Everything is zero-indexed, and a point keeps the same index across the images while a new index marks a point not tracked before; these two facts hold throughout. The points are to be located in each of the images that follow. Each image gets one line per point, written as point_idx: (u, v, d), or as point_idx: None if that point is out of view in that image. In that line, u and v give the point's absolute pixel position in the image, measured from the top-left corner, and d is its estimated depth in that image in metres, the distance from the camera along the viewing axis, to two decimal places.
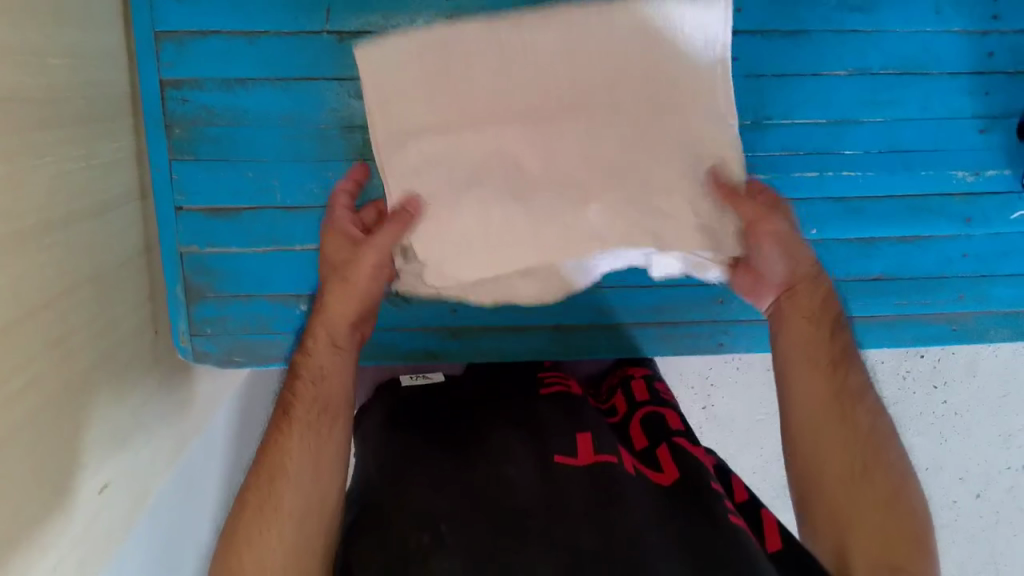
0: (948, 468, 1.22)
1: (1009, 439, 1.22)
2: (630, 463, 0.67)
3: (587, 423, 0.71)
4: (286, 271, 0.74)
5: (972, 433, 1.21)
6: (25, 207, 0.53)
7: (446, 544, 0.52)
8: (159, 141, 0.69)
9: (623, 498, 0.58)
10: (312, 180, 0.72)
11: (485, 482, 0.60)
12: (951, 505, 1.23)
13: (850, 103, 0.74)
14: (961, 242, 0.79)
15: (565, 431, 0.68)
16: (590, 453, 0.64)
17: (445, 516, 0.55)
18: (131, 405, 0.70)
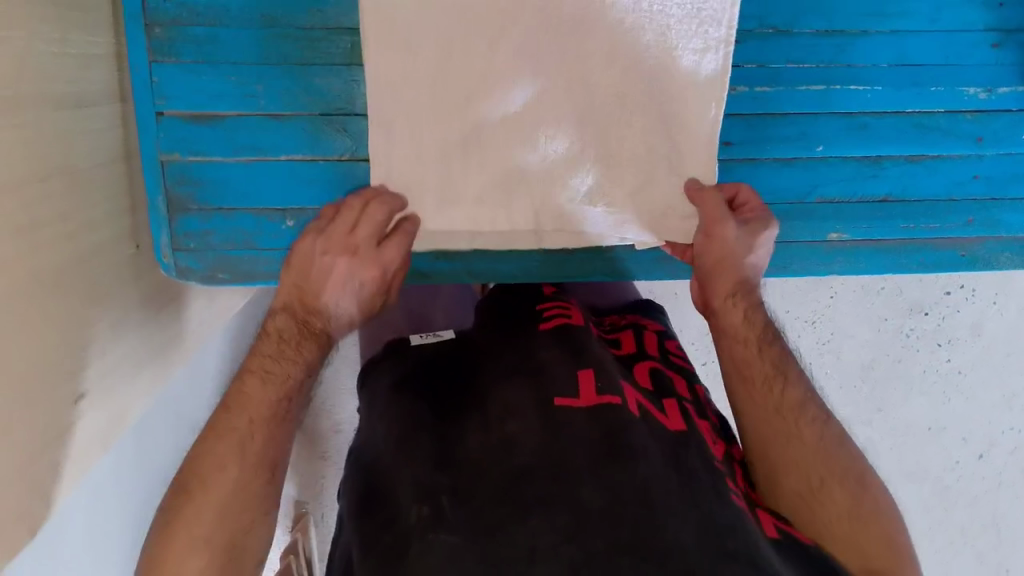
0: (951, 430, 1.19)
1: (1012, 399, 1.19)
2: (636, 402, 0.65)
3: (590, 361, 0.69)
4: (273, 184, 0.71)
5: (975, 394, 1.18)
6: (11, 85, 0.52)
7: (447, 520, 0.52)
8: (140, 41, 0.66)
9: (633, 453, 0.56)
10: (297, 85, 0.69)
11: (491, 452, 0.58)
12: (955, 467, 1.21)
13: (854, 11, 0.71)
14: (972, 163, 0.76)
15: (563, 375, 0.66)
16: (594, 395, 0.63)
17: (448, 490, 0.55)
18: (100, 308, 0.66)
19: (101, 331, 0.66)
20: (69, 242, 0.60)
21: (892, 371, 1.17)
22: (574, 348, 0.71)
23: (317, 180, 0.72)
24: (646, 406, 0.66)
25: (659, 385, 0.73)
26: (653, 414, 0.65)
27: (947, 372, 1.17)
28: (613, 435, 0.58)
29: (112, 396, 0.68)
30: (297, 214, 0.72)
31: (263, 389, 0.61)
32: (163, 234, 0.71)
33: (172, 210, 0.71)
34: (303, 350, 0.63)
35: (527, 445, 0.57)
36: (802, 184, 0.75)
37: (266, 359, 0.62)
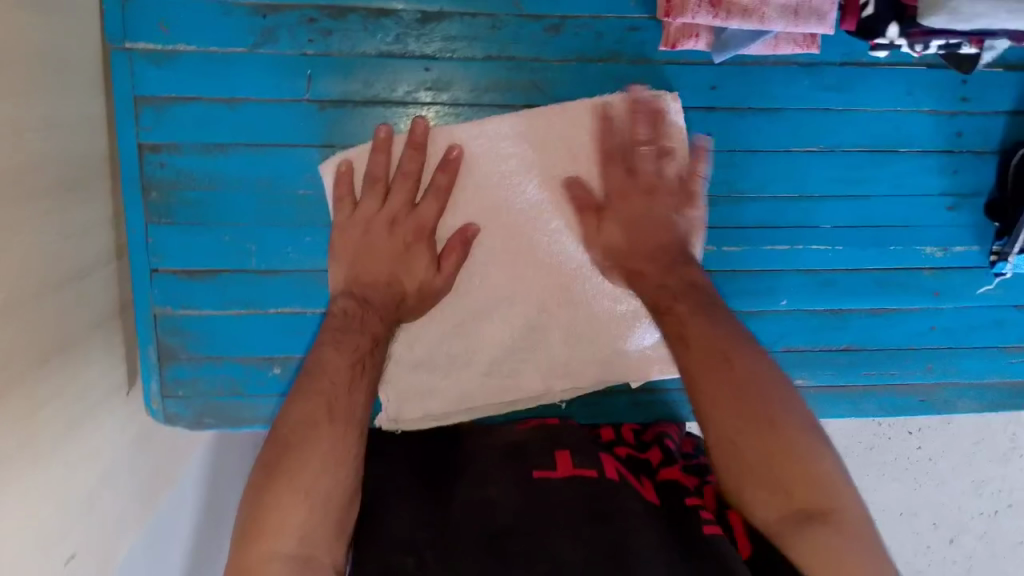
0: (922, 514, 1.09)
1: (982, 484, 1.09)
2: (613, 470, 0.68)
3: (563, 446, 0.72)
4: (263, 334, 0.74)
5: (947, 481, 1.09)
6: (19, 280, 0.55)
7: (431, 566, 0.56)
8: (137, 206, 0.70)
9: (611, 515, 0.61)
10: (291, 244, 0.72)
11: (466, 514, 0.63)
12: (925, 551, 1.10)
13: (818, 178, 0.76)
14: (931, 315, 0.80)
15: (544, 452, 0.70)
16: (570, 468, 0.68)
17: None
18: (95, 457, 0.68)
19: (95, 485, 0.68)
20: (60, 411, 0.62)
21: (865, 460, 1.08)
22: (550, 434, 0.74)
23: (306, 330, 0.75)
24: (624, 474, 0.69)
25: (638, 458, 0.75)
26: (628, 481, 0.68)
27: (918, 461, 1.08)
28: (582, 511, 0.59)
29: (99, 540, 0.69)
30: (284, 361, 0.75)
31: None
32: (152, 382, 0.73)
33: (163, 359, 0.73)
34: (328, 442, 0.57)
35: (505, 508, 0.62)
36: (769, 336, 0.79)
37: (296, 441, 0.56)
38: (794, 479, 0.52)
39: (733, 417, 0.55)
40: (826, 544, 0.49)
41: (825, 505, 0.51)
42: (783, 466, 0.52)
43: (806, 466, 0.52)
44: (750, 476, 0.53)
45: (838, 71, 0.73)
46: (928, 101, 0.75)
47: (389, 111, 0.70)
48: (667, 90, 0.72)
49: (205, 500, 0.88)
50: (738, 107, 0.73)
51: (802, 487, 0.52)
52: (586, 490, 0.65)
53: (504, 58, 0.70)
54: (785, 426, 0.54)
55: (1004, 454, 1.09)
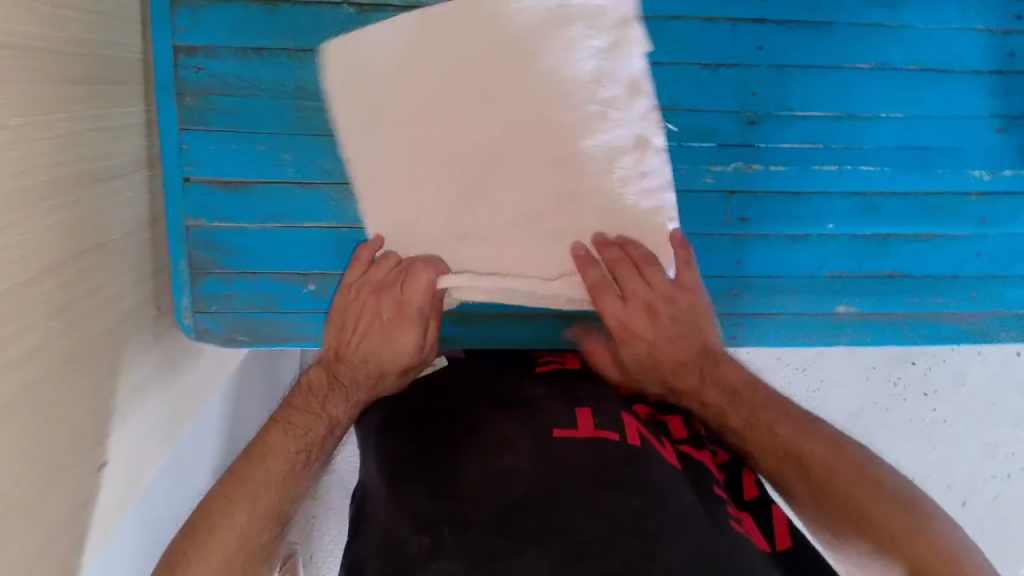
0: (935, 477, 1.09)
1: (995, 447, 1.10)
2: (636, 432, 0.60)
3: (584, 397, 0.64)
4: (298, 250, 0.72)
5: (961, 445, 1.09)
6: (60, 160, 0.52)
7: (447, 549, 0.48)
8: (171, 111, 0.67)
9: (635, 481, 0.53)
10: (331, 156, 0.70)
11: (487, 479, 0.54)
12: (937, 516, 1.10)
13: (868, 96, 0.74)
14: (976, 242, 0.79)
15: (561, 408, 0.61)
16: (591, 426, 0.59)
17: (447, 518, 0.51)
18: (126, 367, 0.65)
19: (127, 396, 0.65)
20: (98, 315, 0.60)
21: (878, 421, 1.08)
22: (569, 390, 0.65)
23: (341, 248, 0.73)
24: (646, 436, 0.60)
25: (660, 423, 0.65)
26: (651, 444, 0.59)
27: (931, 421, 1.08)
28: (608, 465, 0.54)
29: (131, 454, 0.66)
30: (319, 278, 0.73)
31: (284, 438, 0.61)
32: (184, 296, 0.71)
33: (195, 273, 0.71)
34: (330, 404, 0.65)
35: (527, 473, 0.54)
36: (809, 261, 0.77)
37: (294, 412, 0.63)
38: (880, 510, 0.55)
39: (821, 454, 0.59)
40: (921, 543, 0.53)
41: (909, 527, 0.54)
42: (875, 496, 0.56)
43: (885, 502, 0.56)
44: (837, 487, 0.57)
45: None
46: (982, 20, 0.73)
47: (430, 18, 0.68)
48: (715, 1, 0.70)
49: (228, 431, 0.85)
50: (788, 20, 0.71)
51: (888, 510, 0.55)
52: (609, 453, 0.56)
53: None
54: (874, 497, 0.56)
55: (1018, 418, 1.09)
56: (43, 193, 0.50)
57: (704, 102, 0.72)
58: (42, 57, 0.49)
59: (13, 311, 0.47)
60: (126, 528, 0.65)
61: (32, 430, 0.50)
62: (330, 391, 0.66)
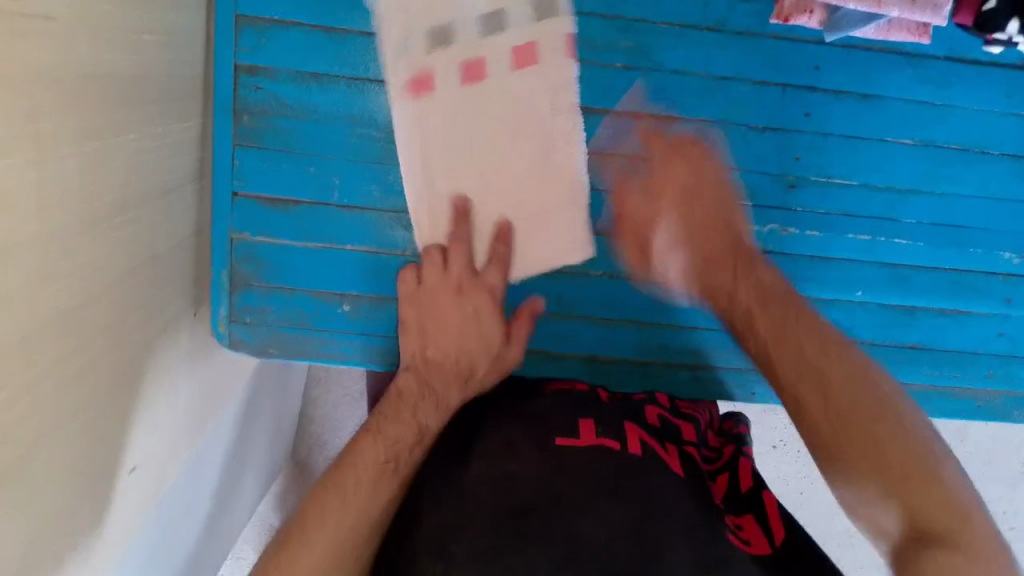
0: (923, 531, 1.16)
1: (986, 505, 1.15)
2: (637, 441, 0.62)
3: (591, 410, 0.66)
4: (337, 271, 0.73)
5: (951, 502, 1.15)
6: (126, 179, 0.53)
7: (456, 561, 0.50)
8: (226, 127, 0.69)
9: (637, 493, 0.55)
10: (373, 183, 0.72)
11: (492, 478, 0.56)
12: None
13: (908, 172, 0.75)
14: (999, 322, 0.80)
15: (565, 417, 0.63)
16: (593, 434, 0.61)
17: (454, 530, 0.53)
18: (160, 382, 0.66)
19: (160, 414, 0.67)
20: (146, 325, 0.61)
21: None
22: (572, 403, 0.67)
23: (377, 272, 0.74)
24: (648, 444, 0.63)
25: (669, 428, 0.68)
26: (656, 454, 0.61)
27: None
28: (608, 477, 0.56)
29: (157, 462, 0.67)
30: (354, 299, 0.74)
31: (397, 427, 0.63)
32: (221, 306, 0.72)
33: (234, 284, 0.72)
34: (420, 413, 0.64)
35: (528, 479, 0.55)
36: (835, 327, 0.79)
37: (385, 420, 0.63)
38: (889, 450, 0.51)
39: (836, 411, 0.53)
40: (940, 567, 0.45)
41: (916, 469, 0.49)
42: (865, 434, 0.52)
43: (896, 439, 0.51)
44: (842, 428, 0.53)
45: (941, 65, 0.73)
46: None
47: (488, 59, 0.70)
48: (767, 65, 0.71)
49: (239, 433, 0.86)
50: (837, 90, 0.73)
51: (893, 445, 0.51)
52: (611, 464, 0.58)
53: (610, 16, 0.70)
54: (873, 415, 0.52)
55: (1010, 478, 1.14)
56: (107, 212, 0.51)
57: (747, 162, 0.74)
58: (123, 80, 0.51)
59: (72, 327, 0.49)
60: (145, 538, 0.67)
61: (79, 437, 0.51)
62: (412, 397, 0.65)
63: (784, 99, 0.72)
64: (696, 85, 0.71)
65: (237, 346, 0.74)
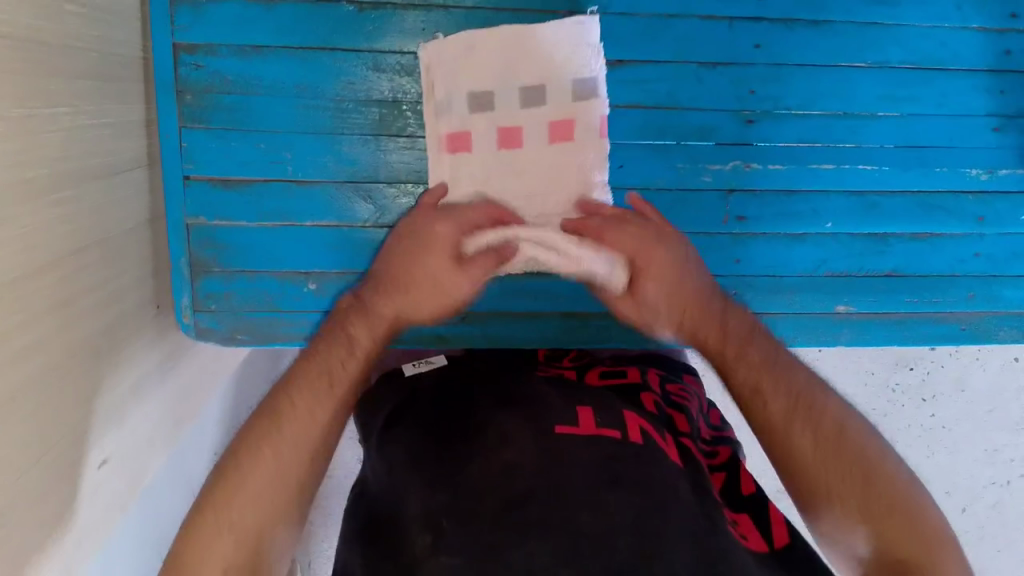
0: (933, 484, 1.09)
1: (995, 453, 1.09)
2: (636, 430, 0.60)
3: (588, 399, 0.64)
4: (299, 249, 0.72)
5: (960, 450, 1.09)
6: (59, 154, 0.52)
7: (446, 545, 0.47)
8: (171, 109, 0.67)
9: (634, 483, 0.52)
10: (326, 154, 0.71)
11: (488, 466, 0.53)
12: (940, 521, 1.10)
13: (865, 96, 0.74)
14: (974, 241, 0.79)
15: (562, 404, 0.61)
16: (593, 423, 0.59)
17: (449, 509, 0.50)
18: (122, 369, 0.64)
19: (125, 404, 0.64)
20: (99, 309, 0.59)
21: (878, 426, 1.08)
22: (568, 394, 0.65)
23: (340, 245, 0.73)
24: (648, 433, 0.61)
25: (664, 416, 0.67)
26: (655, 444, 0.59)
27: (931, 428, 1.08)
28: (608, 465, 0.53)
29: (128, 454, 0.65)
30: (319, 276, 0.73)
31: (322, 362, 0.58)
32: (184, 295, 0.71)
33: (195, 271, 0.71)
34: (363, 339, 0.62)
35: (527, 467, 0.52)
36: (809, 260, 0.77)
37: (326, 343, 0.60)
38: (886, 530, 0.51)
39: (853, 503, 0.52)
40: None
41: (911, 556, 0.49)
42: (879, 521, 0.51)
43: (903, 521, 0.51)
44: (840, 522, 0.52)
45: None
46: (978, 18, 0.74)
47: (430, 16, 0.69)
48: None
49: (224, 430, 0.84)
50: (787, 17, 0.72)
51: (893, 538, 0.50)
52: (612, 452, 0.55)
53: None
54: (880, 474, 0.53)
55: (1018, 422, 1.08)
56: (40, 184, 0.50)
57: (702, 99, 0.73)
58: (45, 48, 0.50)
59: (11, 302, 0.47)
60: (125, 532, 0.65)
61: (32, 418, 0.50)
62: (352, 327, 0.62)
63: (733, 30, 0.71)
64: (644, 25, 0.71)
65: (205, 336, 0.73)
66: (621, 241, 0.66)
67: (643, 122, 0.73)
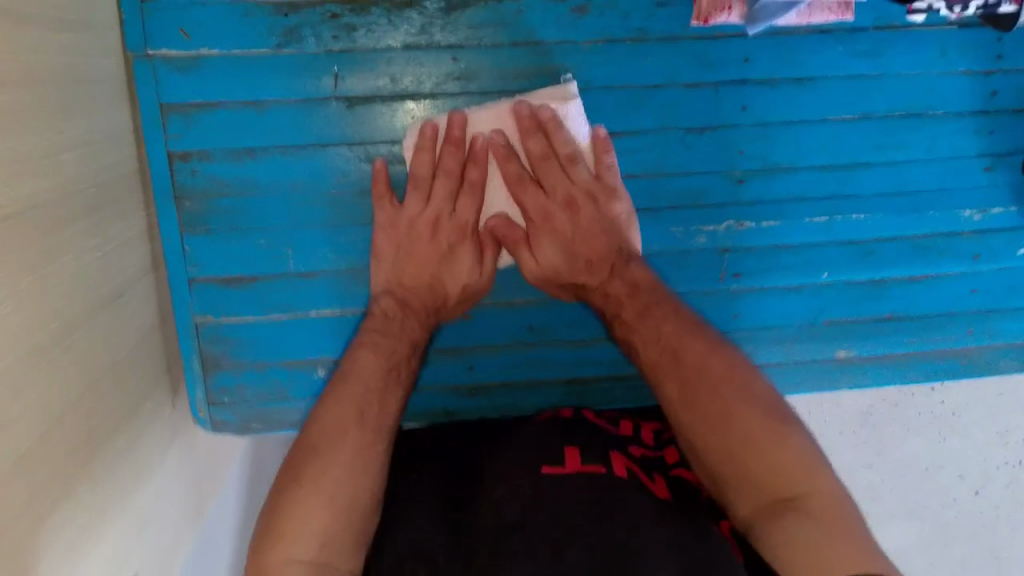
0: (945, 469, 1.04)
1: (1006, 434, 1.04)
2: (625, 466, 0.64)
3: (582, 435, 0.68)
4: (305, 338, 0.74)
5: (971, 435, 1.03)
6: (70, 301, 0.54)
7: None
8: (170, 216, 0.69)
9: (618, 511, 0.57)
10: (324, 245, 0.72)
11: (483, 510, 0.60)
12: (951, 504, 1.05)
13: (853, 149, 0.75)
14: (969, 278, 0.80)
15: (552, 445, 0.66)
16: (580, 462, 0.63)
17: (445, 553, 0.56)
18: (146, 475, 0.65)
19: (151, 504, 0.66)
20: (117, 431, 0.61)
21: (889, 417, 1.01)
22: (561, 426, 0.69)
23: (343, 332, 0.74)
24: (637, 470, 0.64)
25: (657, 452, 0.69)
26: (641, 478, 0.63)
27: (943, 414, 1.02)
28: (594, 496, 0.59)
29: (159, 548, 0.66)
30: (327, 363, 0.75)
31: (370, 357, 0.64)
32: (198, 391, 0.74)
33: (207, 368, 0.73)
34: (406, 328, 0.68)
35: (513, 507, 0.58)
36: (807, 312, 0.79)
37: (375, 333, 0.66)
38: (756, 472, 0.53)
39: (719, 445, 0.55)
40: (797, 536, 0.49)
41: (791, 491, 0.51)
42: (748, 457, 0.54)
43: (769, 459, 0.53)
44: (719, 467, 0.55)
45: (873, 36, 0.72)
46: (964, 62, 0.74)
47: (417, 105, 0.70)
48: (698, 67, 0.71)
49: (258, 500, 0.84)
50: (772, 78, 0.72)
51: (770, 475, 0.53)
52: (597, 484, 0.60)
53: (532, 43, 0.69)
54: (766, 434, 0.54)
55: None
56: (54, 339, 0.51)
57: (692, 164, 0.74)
58: (48, 206, 0.51)
59: (37, 462, 0.49)
60: None
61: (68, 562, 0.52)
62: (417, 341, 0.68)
63: (717, 96, 0.72)
64: (629, 97, 0.71)
65: (221, 427, 0.76)
66: (534, 214, 0.69)
67: (633, 190, 0.74)
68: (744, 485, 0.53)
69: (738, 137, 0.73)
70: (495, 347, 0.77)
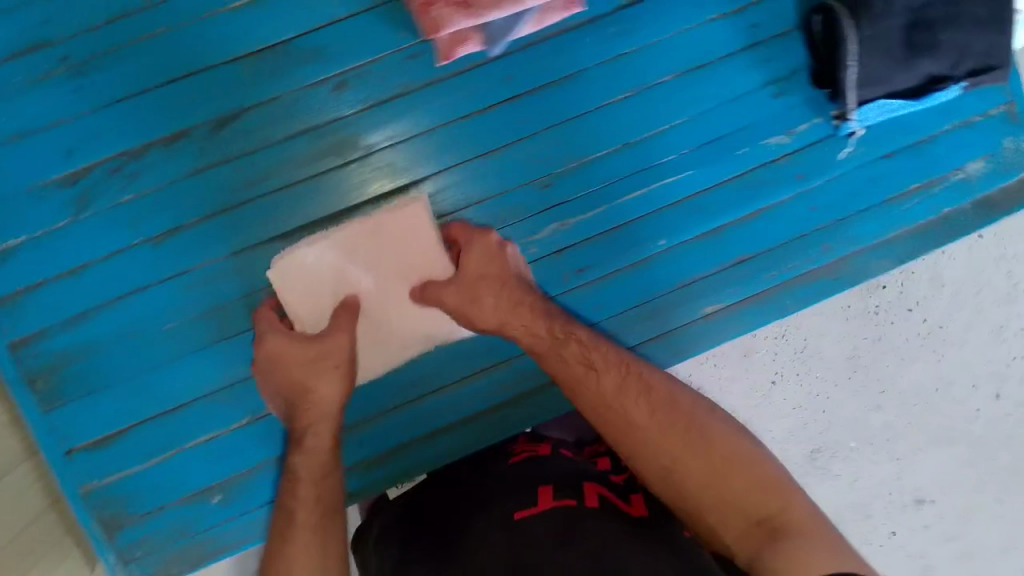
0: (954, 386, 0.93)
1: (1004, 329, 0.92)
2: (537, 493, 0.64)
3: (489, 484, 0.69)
4: (191, 470, 0.76)
5: (964, 341, 0.92)
6: None
7: None
8: (28, 400, 0.72)
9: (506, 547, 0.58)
10: (181, 377, 0.75)
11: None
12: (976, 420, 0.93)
13: (640, 120, 0.78)
14: (804, 197, 0.81)
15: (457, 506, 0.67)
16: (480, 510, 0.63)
17: None
18: None
19: None
20: None
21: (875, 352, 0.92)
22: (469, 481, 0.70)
23: (225, 452, 0.76)
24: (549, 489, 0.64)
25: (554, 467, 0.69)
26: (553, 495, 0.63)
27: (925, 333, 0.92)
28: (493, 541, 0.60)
29: None
30: (221, 487, 0.76)
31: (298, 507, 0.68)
32: (109, 555, 0.75)
33: (109, 531, 0.75)
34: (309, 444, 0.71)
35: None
36: (659, 281, 0.80)
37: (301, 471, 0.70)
38: (736, 495, 0.62)
39: (698, 464, 0.63)
40: (797, 554, 0.55)
41: (770, 511, 0.60)
42: (732, 474, 0.63)
43: (753, 484, 0.62)
44: (698, 493, 0.63)
45: (618, 16, 0.76)
46: (713, 9, 0.77)
47: (223, 220, 0.73)
48: (465, 99, 0.75)
49: None
50: (539, 84, 0.76)
51: (745, 501, 0.61)
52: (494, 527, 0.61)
53: (307, 130, 0.73)
54: (743, 453, 0.64)
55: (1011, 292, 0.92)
56: None
57: (497, 185, 0.77)
58: None
59: None
60: None
61: None
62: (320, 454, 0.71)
63: (494, 118, 0.76)
64: (413, 147, 0.75)
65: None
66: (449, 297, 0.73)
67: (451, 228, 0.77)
68: (725, 500, 0.62)
69: (529, 147, 0.76)
70: (378, 417, 0.79)
